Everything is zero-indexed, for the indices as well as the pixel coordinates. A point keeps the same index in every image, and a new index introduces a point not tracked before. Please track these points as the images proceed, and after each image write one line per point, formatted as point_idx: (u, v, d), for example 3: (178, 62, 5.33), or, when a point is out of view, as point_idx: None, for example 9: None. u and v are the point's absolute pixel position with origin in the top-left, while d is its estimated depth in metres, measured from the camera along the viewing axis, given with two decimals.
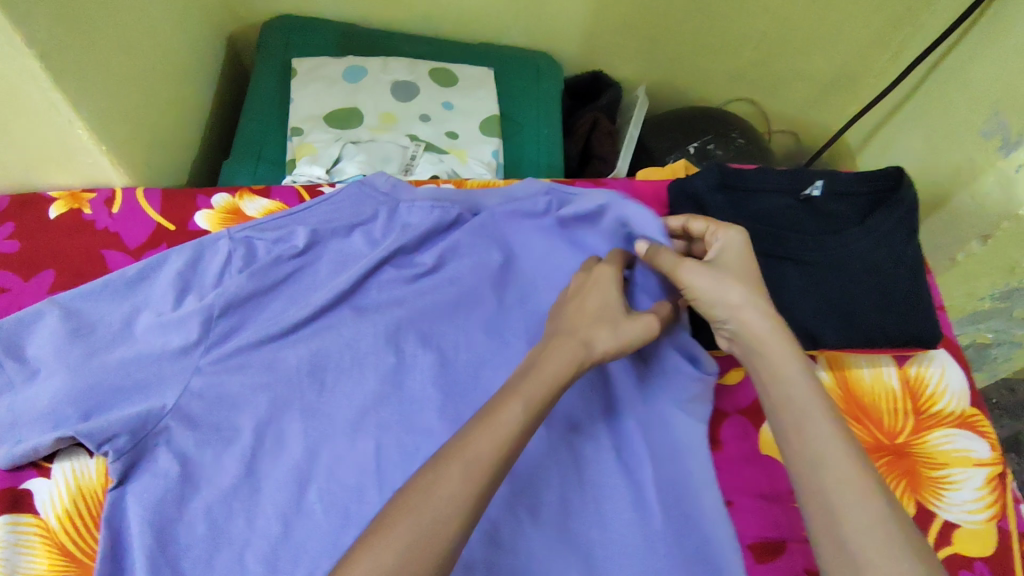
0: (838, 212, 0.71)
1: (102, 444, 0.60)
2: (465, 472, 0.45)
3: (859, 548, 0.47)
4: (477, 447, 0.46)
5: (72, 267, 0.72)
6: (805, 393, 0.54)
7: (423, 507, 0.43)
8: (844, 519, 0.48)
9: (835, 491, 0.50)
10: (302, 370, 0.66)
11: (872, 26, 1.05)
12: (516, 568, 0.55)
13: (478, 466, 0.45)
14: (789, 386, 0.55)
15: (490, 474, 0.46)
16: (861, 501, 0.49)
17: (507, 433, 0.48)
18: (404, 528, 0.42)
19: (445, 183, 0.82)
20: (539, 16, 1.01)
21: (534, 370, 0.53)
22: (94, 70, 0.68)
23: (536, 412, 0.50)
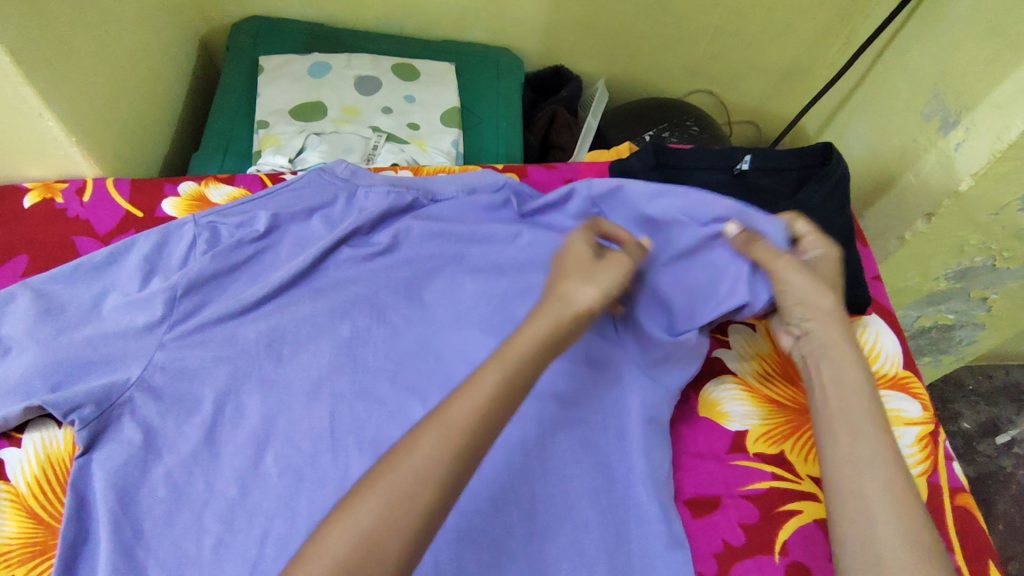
0: (769, 186, 0.75)
1: (68, 413, 0.63)
2: (443, 435, 0.47)
3: (885, 544, 0.49)
4: (456, 412, 0.48)
5: (44, 252, 0.75)
6: (861, 401, 0.57)
7: (401, 473, 0.45)
8: (874, 512, 0.50)
9: (871, 491, 0.51)
10: (260, 344, 0.70)
11: (820, 18, 1.09)
12: (456, 521, 0.58)
13: (457, 431, 0.47)
14: (850, 392, 0.57)
15: (466, 438, 0.47)
16: (896, 509, 0.50)
17: (485, 400, 0.49)
18: (374, 493, 0.44)
19: (403, 170, 0.85)
20: (498, 13, 1.05)
21: (513, 338, 0.54)
22: (65, 65, 0.72)
23: (513, 378, 0.51)
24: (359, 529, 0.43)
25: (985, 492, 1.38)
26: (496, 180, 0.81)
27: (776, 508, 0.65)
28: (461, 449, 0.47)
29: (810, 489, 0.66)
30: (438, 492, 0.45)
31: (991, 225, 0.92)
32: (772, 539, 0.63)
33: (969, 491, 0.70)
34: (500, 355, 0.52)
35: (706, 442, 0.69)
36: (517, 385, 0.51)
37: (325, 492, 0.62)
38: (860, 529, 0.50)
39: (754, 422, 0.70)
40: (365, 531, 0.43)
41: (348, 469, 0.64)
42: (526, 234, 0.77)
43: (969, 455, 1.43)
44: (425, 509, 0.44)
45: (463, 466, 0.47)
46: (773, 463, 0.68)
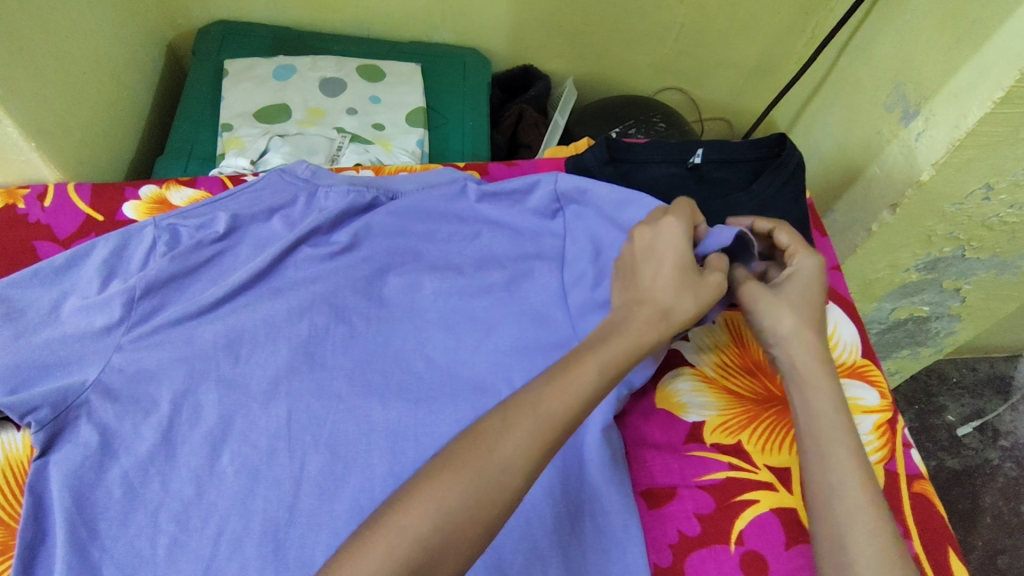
0: (722, 178, 0.75)
1: (25, 415, 0.63)
2: (533, 426, 0.49)
3: (860, 570, 0.51)
4: (547, 403, 0.50)
5: (6, 256, 0.76)
6: (832, 427, 0.58)
7: (485, 463, 0.47)
8: (846, 539, 0.53)
9: (846, 518, 0.54)
10: (217, 344, 0.70)
11: (785, 14, 1.10)
12: None
13: (548, 422, 0.49)
14: (822, 419, 0.59)
15: (556, 431, 0.49)
16: (869, 538, 0.52)
17: (581, 391, 0.51)
18: (444, 479, 0.46)
19: (364, 170, 0.85)
20: (463, 14, 1.06)
21: (614, 335, 0.56)
22: (23, 71, 0.72)
23: (608, 376, 0.53)
24: (446, 509, 0.45)
25: (970, 485, 1.38)
26: (455, 176, 0.80)
27: (731, 499, 0.65)
28: (550, 439, 0.49)
29: (766, 478, 0.66)
30: (518, 481, 0.47)
31: (957, 215, 0.93)
32: (727, 529, 0.63)
33: (926, 478, 0.70)
34: (596, 349, 0.55)
35: (662, 433, 0.69)
36: (610, 383, 0.54)
37: (284, 489, 0.63)
38: (838, 559, 0.53)
39: (711, 414, 0.70)
40: (450, 517, 0.45)
41: (305, 467, 0.63)
42: (486, 232, 0.77)
43: (954, 448, 1.43)
44: (510, 493, 0.47)
45: (548, 455, 0.49)
46: (729, 453, 0.68)
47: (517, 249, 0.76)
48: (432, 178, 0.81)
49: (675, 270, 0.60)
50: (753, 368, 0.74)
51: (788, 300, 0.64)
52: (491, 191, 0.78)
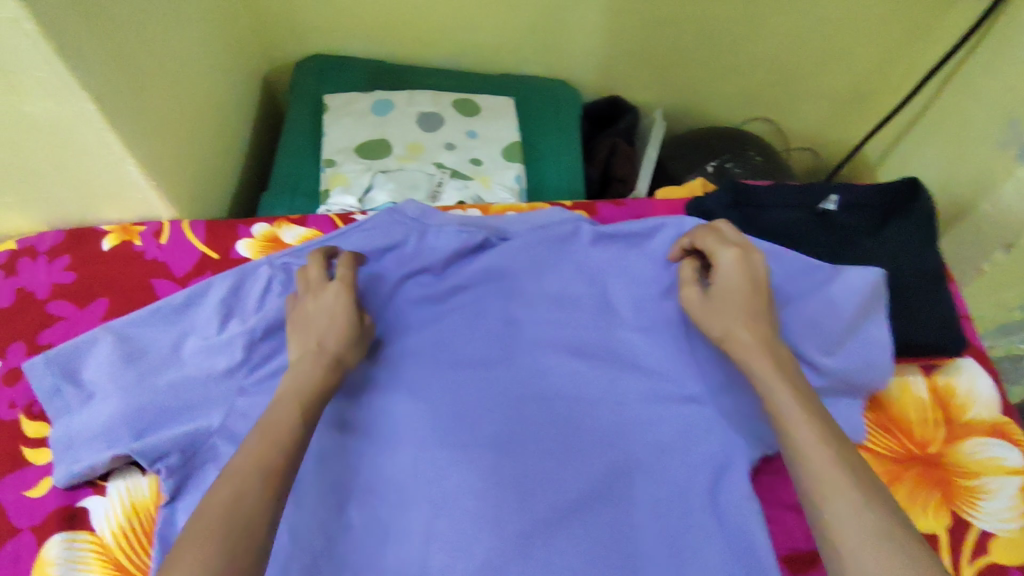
0: (853, 224, 0.72)
1: (155, 461, 0.64)
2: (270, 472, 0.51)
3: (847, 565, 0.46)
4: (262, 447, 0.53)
5: (122, 294, 0.76)
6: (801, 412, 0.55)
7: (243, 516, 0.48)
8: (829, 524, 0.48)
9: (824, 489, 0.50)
10: (338, 389, 0.69)
11: (880, 45, 1.06)
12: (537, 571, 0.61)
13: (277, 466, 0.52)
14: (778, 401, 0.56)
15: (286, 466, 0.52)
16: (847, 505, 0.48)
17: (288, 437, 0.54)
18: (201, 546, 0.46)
19: (471, 209, 0.85)
20: (555, 46, 1.06)
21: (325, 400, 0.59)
22: (144, 110, 0.73)
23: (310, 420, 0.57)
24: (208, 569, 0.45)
25: None
26: (567, 219, 0.79)
27: None
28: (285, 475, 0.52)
29: None
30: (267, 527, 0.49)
31: None
32: None
33: None
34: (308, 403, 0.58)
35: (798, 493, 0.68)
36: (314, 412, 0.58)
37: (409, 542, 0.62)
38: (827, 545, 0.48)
39: None
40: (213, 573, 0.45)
41: (433, 518, 0.62)
42: (607, 280, 0.76)
43: None
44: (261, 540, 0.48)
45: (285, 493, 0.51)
46: None
47: (639, 297, 0.74)
48: (547, 222, 0.79)
49: (330, 320, 0.64)
50: (890, 426, 0.70)
51: (733, 305, 0.63)
52: (605, 234, 0.76)
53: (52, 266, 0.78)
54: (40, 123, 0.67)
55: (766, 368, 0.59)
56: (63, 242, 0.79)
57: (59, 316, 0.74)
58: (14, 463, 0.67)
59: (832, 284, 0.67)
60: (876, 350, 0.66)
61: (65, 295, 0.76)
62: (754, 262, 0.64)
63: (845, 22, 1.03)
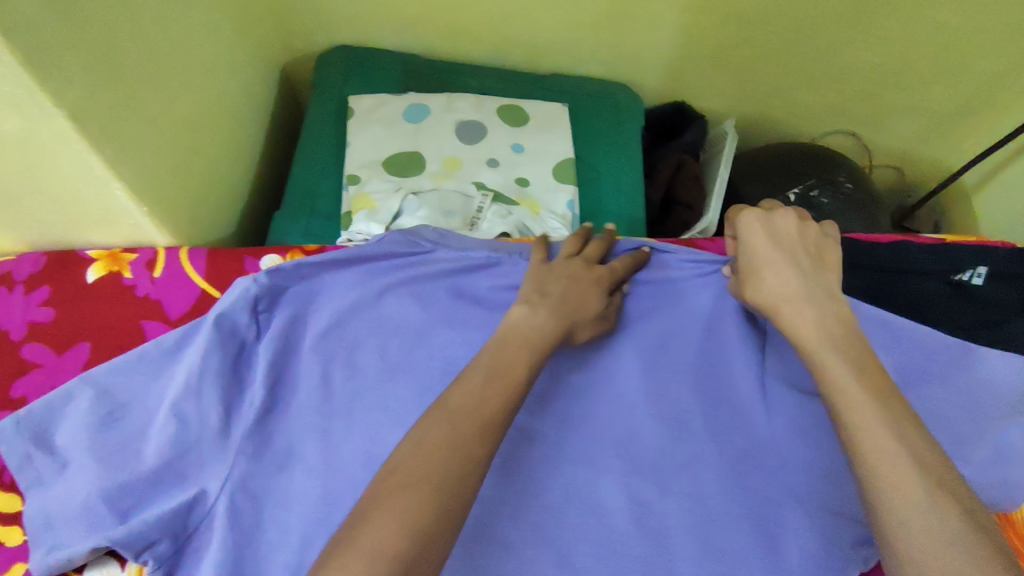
0: (1000, 301, 0.58)
1: (141, 553, 0.54)
2: None
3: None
4: None
5: (109, 339, 0.66)
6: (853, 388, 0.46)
7: None
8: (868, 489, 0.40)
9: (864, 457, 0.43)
10: (356, 463, 0.59)
11: (1003, 56, 0.90)
12: None
13: None
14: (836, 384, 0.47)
15: None
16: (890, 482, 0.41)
17: None
18: None
19: (519, 243, 0.73)
20: (617, 45, 0.91)
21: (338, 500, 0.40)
22: (134, 124, 0.61)
23: None
24: None
25: None
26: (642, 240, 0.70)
27: None
28: None
29: None
30: None
31: None
32: None
33: None
34: None
35: None
36: None
37: None
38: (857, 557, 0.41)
39: None
40: None
41: None
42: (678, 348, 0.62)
43: None
44: None
45: None
46: None
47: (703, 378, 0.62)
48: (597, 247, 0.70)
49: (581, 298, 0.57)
50: None
51: (779, 265, 0.54)
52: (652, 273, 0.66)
53: (28, 300, 0.67)
54: (6, 143, 0.55)
55: (806, 318, 0.51)
56: (42, 269, 0.68)
57: (34, 364, 0.64)
58: None
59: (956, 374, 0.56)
60: (1016, 466, 0.54)
61: (42, 337, 0.65)
62: (786, 226, 0.56)
63: (963, 28, 0.87)
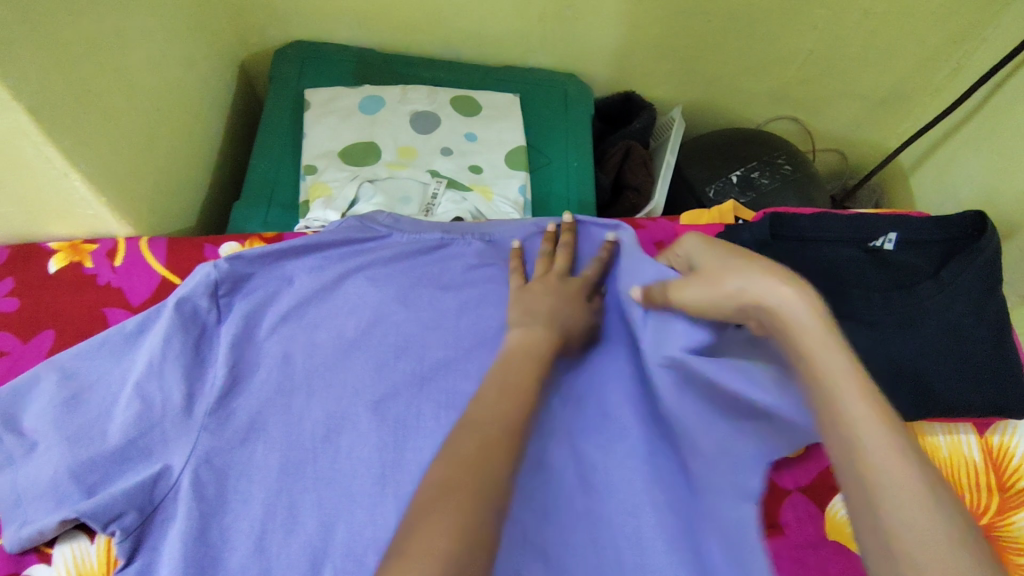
0: (910, 265, 0.64)
1: (109, 523, 0.56)
2: None
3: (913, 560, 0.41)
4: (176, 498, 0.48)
5: (72, 326, 0.67)
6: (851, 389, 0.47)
7: None
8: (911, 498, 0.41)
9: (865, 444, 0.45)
10: (317, 435, 0.62)
11: (931, 43, 0.95)
12: None
13: None
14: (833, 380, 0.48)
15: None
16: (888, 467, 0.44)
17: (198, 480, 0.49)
18: None
19: (469, 225, 0.77)
20: (565, 36, 0.95)
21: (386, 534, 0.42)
22: (91, 115, 0.63)
23: None
24: None
25: None
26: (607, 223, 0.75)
27: None
28: None
29: None
30: None
31: None
32: None
33: None
34: None
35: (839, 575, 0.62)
36: None
37: None
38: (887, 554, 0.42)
39: None
40: None
41: None
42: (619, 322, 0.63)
43: None
44: None
45: None
46: None
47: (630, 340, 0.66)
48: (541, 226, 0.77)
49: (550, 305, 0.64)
50: None
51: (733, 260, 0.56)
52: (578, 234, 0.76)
53: None
54: None
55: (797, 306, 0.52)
56: (4, 262, 0.70)
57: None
58: None
59: (861, 336, 0.60)
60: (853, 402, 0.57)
61: (5, 325, 0.66)
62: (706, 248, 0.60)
63: (889, 17, 0.92)
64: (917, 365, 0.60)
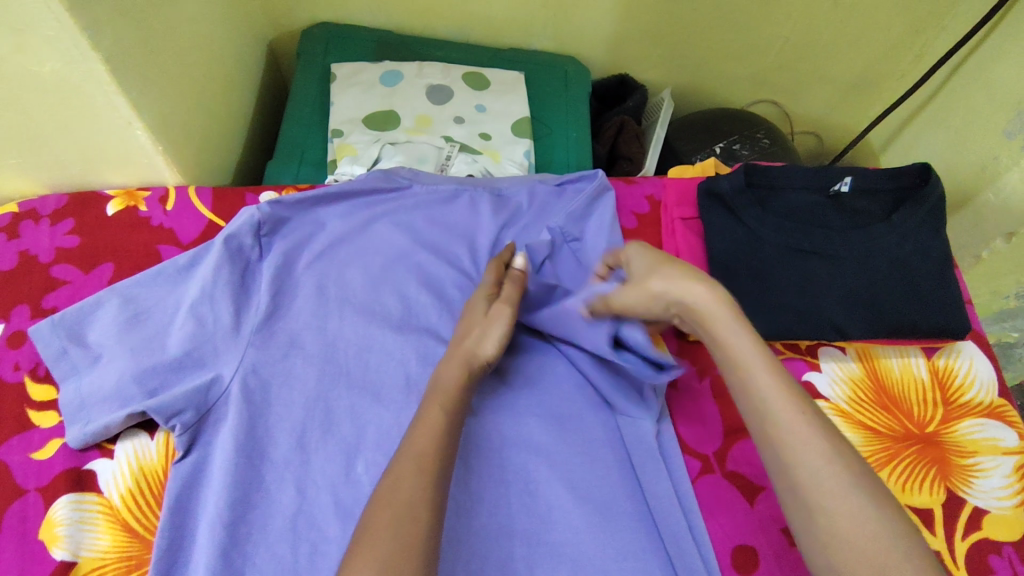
0: (863, 208, 0.74)
1: (170, 418, 0.64)
2: None
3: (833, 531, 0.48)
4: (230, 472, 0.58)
5: (129, 260, 0.76)
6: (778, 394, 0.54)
7: None
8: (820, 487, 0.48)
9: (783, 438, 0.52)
10: (350, 352, 0.71)
11: (896, 31, 1.06)
12: (530, 504, 0.63)
13: None
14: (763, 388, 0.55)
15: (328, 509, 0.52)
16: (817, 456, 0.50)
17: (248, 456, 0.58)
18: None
19: (481, 180, 0.86)
20: (566, 21, 1.04)
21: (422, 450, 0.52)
22: (151, 72, 0.71)
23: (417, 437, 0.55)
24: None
25: None
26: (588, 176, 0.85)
27: None
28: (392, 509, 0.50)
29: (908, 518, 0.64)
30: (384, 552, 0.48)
31: None
32: None
33: None
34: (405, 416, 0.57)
35: None
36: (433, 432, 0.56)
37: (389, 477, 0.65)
38: (796, 493, 0.50)
39: None
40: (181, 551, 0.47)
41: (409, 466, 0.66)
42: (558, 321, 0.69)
43: None
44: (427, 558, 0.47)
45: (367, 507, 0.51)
46: None
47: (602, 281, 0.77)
48: (543, 183, 0.86)
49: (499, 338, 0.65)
50: (890, 405, 0.71)
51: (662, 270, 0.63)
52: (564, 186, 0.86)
53: (55, 230, 0.77)
54: (45, 82, 0.65)
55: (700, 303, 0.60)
56: (66, 206, 0.78)
57: (63, 280, 0.74)
58: (22, 425, 0.67)
59: (822, 265, 0.70)
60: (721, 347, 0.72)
61: (70, 260, 0.75)
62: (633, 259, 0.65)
63: (857, 6, 1.03)
64: (871, 291, 0.70)
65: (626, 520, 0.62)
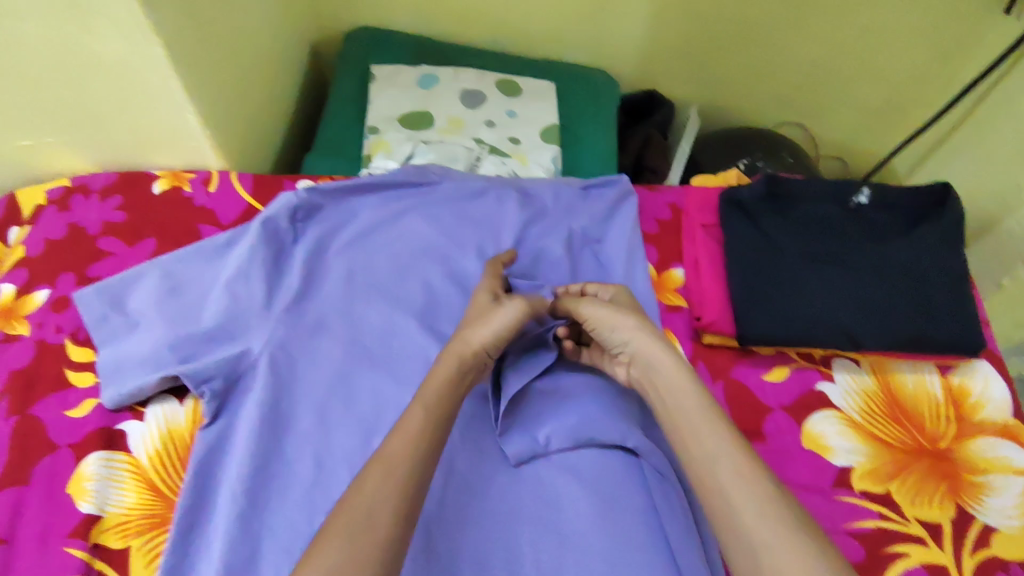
0: (882, 223, 0.75)
1: (201, 384, 0.66)
2: None
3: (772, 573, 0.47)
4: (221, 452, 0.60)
5: (170, 236, 0.80)
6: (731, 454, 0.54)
7: None
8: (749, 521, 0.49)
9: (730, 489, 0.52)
10: (374, 334, 0.74)
11: (923, 59, 1.08)
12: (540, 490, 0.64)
13: None
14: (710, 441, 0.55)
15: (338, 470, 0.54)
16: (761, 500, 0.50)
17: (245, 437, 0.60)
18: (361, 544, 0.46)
19: (510, 179, 0.88)
20: (599, 35, 1.08)
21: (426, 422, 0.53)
22: (206, 60, 0.75)
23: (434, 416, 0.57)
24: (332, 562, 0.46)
25: None
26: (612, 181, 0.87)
27: (881, 549, 0.63)
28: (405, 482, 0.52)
29: (916, 531, 0.64)
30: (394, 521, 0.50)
31: None
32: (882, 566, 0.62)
33: None
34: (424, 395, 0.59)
35: None
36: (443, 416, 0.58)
37: None
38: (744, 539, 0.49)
39: (861, 460, 0.68)
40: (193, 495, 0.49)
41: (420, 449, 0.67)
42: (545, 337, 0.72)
43: None
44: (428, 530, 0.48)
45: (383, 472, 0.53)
46: (879, 502, 0.66)
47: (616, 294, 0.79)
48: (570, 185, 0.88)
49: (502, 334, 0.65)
50: (901, 418, 0.72)
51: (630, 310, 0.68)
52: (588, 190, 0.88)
53: (104, 205, 0.81)
54: (108, 65, 0.70)
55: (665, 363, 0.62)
56: (115, 183, 0.83)
57: (107, 252, 0.78)
58: (60, 384, 0.70)
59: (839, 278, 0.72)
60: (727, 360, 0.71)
61: (116, 233, 0.79)
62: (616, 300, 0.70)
63: (885, 34, 1.05)
64: (886, 304, 0.71)
65: (635, 517, 0.62)
